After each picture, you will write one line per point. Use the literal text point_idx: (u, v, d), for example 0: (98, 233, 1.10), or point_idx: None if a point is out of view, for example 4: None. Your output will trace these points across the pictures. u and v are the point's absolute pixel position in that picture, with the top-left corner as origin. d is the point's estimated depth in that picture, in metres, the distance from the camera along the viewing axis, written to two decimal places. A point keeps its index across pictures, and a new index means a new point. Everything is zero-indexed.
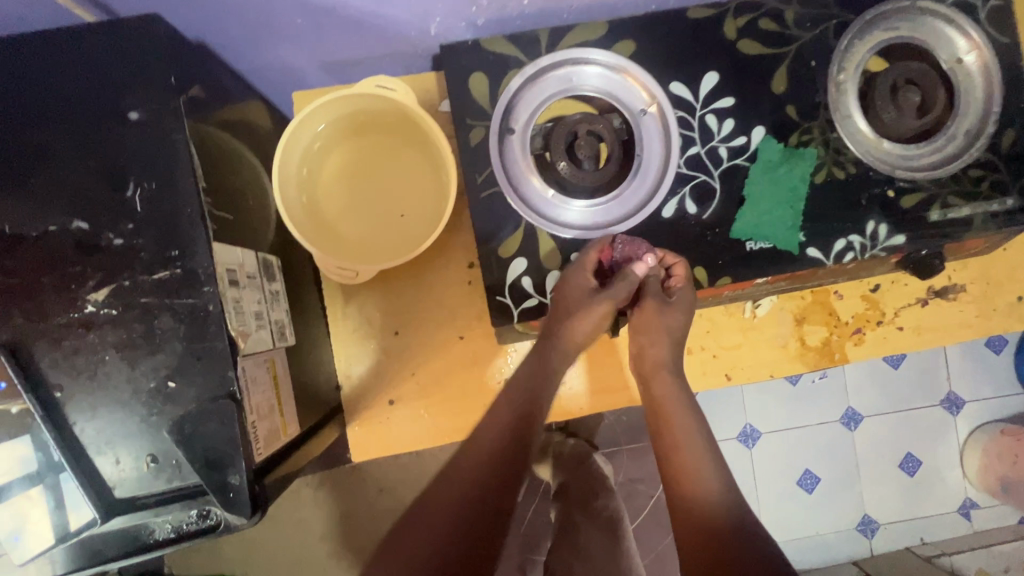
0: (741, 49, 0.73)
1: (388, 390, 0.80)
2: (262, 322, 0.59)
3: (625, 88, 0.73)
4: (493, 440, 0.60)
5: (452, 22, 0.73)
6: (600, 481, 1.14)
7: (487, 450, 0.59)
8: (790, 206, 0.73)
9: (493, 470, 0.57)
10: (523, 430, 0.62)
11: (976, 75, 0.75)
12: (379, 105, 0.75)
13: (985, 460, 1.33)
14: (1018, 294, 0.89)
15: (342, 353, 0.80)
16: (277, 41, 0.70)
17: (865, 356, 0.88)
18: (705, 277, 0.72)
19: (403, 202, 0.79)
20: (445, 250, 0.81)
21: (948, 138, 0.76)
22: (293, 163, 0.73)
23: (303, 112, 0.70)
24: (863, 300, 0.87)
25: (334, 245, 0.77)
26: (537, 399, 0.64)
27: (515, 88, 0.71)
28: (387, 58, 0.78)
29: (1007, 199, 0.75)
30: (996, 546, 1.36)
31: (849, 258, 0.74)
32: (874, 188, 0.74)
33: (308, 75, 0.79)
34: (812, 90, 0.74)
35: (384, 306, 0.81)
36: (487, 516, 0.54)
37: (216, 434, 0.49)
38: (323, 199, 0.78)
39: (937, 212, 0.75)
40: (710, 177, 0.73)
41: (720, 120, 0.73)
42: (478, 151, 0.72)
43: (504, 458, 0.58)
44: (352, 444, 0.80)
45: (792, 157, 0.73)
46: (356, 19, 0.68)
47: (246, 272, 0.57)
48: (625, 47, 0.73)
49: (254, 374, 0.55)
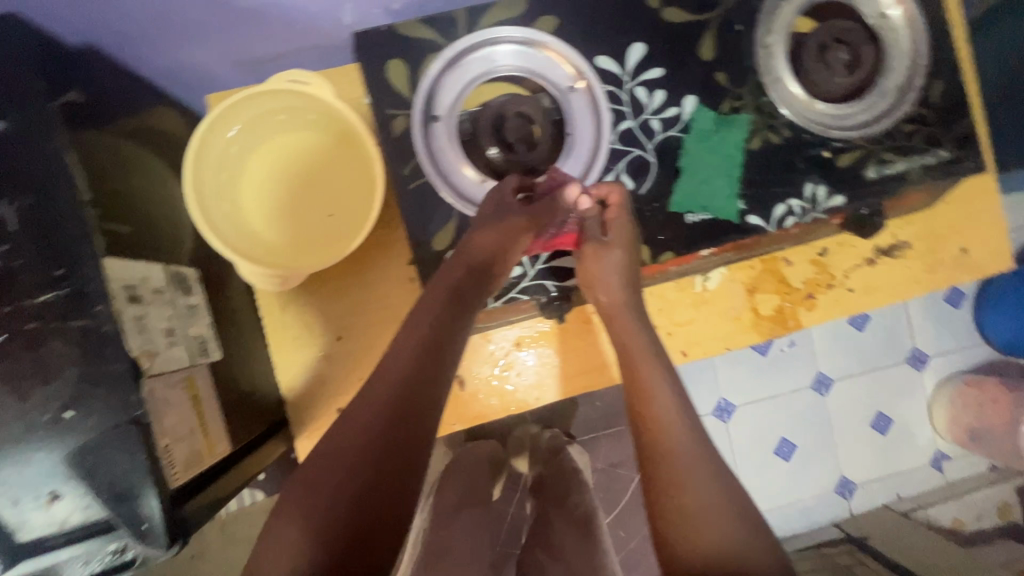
0: (666, 18, 0.71)
1: (336, 398, 0.77)
2: (175, 339, 0.55)
3: (551, 66, 0.70)
4: (395, 373, 0.52)
5: (365, 8, 0.69)
6: (575, 475, 1.08)
7: (390, 383, 0.51)
8: (726, 175, 0.72)
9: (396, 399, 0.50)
10: (433, 350, 0.55)
11: (901, 29, 0.75)
12: (296, 101, 0.71)
13: (951, 413, 1.35)
14: (961, 245, 0.89)
15: (285, 363, 0.77)
16: (177, 39, 0.65)
17: (818, 321, 0.88)
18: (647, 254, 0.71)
19: (333, 201, 0.75)
20: (383, 248, 0.77)
21: (880, 94, 0.75)
22: (209, 169, 0.69)
23: (211, 114, 0.65)
24: (812, 265, 0.87)
25: (263, 252, 0.73)
26: (448, 319, 0.58)
27: (435, 72, 0.68)
28: (303, 52, 0.74)
29: (941, 150, 0.75)
30: (969, 495, 1.38)
31: (790, 223, 0.74)
32: (809, 150, 0.73)
33: (221, 75, 0.75)
34: (740, 55, 0.72)
35: (323, 311, 0.77)
36: (399, 443, 0.48)
37: (122, 463, 0.45)
38: (248, 206, 0.74)
39: (873, 169, 0.74)
40: (644, 151, 0.71)
41: (650, 92, 0.71)
42: (402, 143, 0.69)
43: (413, 386, 0.51)
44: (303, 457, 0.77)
45: (724, 125, 0.72)
46: (258, 10, 0.64)
47: (151, 286, 0.53)
48: (547, 23, 0.70)
49: (165, 396, 0.51)
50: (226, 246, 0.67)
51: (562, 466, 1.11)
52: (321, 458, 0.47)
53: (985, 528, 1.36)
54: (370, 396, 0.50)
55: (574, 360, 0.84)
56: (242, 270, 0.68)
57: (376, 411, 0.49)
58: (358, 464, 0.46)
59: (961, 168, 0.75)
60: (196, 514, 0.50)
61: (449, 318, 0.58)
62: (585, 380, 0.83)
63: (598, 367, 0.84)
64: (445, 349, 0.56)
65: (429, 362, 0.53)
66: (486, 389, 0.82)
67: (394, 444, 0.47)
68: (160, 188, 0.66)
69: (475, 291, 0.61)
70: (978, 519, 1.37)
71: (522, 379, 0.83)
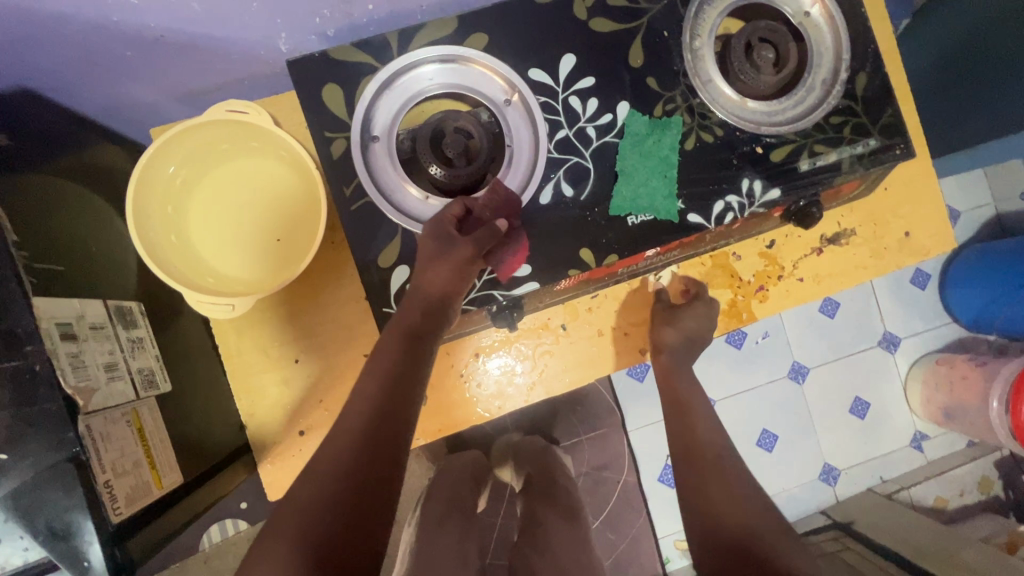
0: (594, 29, 0.74)
1: (298, 422, 0.77)
2: (116, 373, 0.56)
3: (484, 82, 0.73)
4: (360, 416, 0.57)
5: (300, 36, 0.71)
6: (558, 474, 1.10)
7: (358, 427, 0.56)
8: (663, 176, 0.74)
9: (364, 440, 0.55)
10: (394, 398, 0.60)
11: (822, 26, 0.78)
12: (239, 131, 0.73)
13: (926, 392, 1.37)
14: (905, 230, 0.92)
15: (244, 390, 0.77)
16: (113, 77, 0.66)
17: (772, 312, 0.90)
18: (591, 259, 0.72)
19: (281, 225, 0.76)
20: (335, 268, 0.78)
21: (808, 89, 0.77)
22: (154, 202, 0.70)
23: (152, 148, 0.67)
24: (761, 257, 0.89)
25: (214, 282, 0.74)
26: (408, 350, 0.65)
27: (370, 96, 0.70)
28: (245, 81, 0.76)
29: (871, 140, 0.77)
30: (950, 472, 1.38)
31: (730, 219, 0.75)
32: (743, 147, 0.75)
33: (164, 109, 0.76)
34: (669, 60, 0.75)
35: (278, 336, 0.77)
36: (364, 472, 0.52)
37: (61, 502, 0.46)
38: (196, 236, 0.75)
39: (807, 162, 0.76)
40: (582, 157, 0.73)
41: (584, 100, 0.73)
42: (343, 163, 0.70)
43: (379, 428, 0.56)
44: (268, 483, 0.77)
45: (658, 128, 0.74)
46: (191, 45, 0.66)
47: (87, 323, 0.54)
48: (478, 40, 0.72)
49: (106, 430, 0.51)
50: (173, 278, 0.68)
51: (547, 468, 1.11)
52: (293, 498, 0.51)
53: (968, 503, 1.38)
54: (339, 437, 0.55)
55: (540, 366, 0.85)
56: (190, 301, 0.68)
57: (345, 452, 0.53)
58: (329, 499, 0.50)
59: (891, 154, 0.77)
60: (136, 551, 0.50)
61: (405, 364, 0.63)
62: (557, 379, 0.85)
63: (564, 372, 0.85)
64: (405, 394, 0.61)
65: (393, 405, 0.59)
66: (459, 398, 0.83)
67: (364, 482, 0.52)
68: (96, 225, 0.66)
69: (428, 332, 0.67)
70: (961, 496, 1.38)
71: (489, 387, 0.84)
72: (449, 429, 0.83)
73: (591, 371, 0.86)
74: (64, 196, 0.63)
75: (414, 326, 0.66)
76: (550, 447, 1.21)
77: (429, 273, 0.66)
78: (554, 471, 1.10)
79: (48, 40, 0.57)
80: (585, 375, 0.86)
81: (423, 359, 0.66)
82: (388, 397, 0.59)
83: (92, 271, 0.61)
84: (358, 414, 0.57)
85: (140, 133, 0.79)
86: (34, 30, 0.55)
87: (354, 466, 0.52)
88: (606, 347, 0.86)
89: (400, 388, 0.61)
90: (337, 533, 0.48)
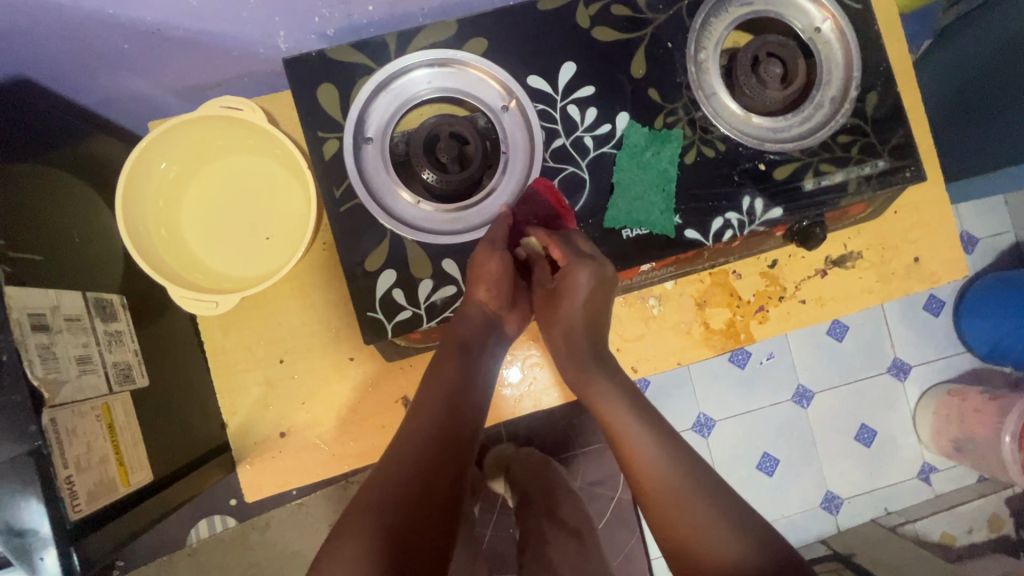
0: (596, 37, 0.72)
1: (279, 423, 0.76)
2: (89, 365, 0.56)
3: (482, 88, 0.72)
4: (428, 426, 0.61)
5: (299, 35, 0.70)
6: (560, 487, 1.10)
7: (423, 434, 0.60)
8: (660, 191, 0.72)
9: (426, 450, 0.58)
10: (454, 413, 0.63)
11: (834, 42, 0.76)
12: (234, 127, 0.72)
13: (936, 423, 1.32)
14: (914, 255, 0.88)
15: (226, 388, 0.76)
16: (112, 70, 0.66)
17: (771, 333, 0.87)
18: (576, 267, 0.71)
19: (271, 224, 0.76)
20: (324, 269, 0.77)
21: (815, 106, 0.75)
22: (145, 196, 0.70)
23: (145, 142, 0.67)
24: (762, 277, 0.86)
25: (202, 278, 0.73)
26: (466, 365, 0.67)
27: (365, 97, 0.69)
28: (244, 78, 0.75)
29: (879, 161, 0.74)
30: (958, 507, 1.32)
31: (728, 237, 0.73)
32: (745, 163, 0.73)
33: (164, 103, 0.76)
34: (673, 71, 0.73)
35: (264, 334, 0.76)
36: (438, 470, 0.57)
37: (18, 498, 0.45)
38: (187, 231, 0.74)
39: (811, 181, 0.74)
40: (578, 168, 0.72)
41: (582, 109, 0.72)
42: (334, 164, 0.69)
43: (446, 432, 0.61)
44: (245, 484, 0.76)
45: (658, 140, 0.72)
46: (189, 40, 0.65)
47: (63, 314, 0.54)
48: (478, 44, 0.71)
49: (72, 426, 0.51)
50: (160, 273, 0.67)
51: (549, 483, 1.11)
52: (362, 492, 0.55)
53: (976, 541, 1.32)
54: (413, 438, 0.59)
55: (531, 379, 0.83)
56: (175, 297, 0.67)
57: (411, 459, 0.57)
58: (393, 504, 0.53)
59: (900, 177, 0.74)
60: (93, 550, 0.49)
61: (463, 380, 0.66)
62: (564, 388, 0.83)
63: (558, 385, 0.83)
64: (464, 410, 0.64)
65: (454, 420, 0.62)
66: None
67: (431, 490, 0.55)
68: (84, 216, 0.66)
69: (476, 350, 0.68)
70: (968, 532, 1.32)
71: (506, 392, 0.83)
72: None
73: None
74: (51, 184, 0.63)
75: (467, 336, 0.68)
76: (549, 460, 1.19)
77: (477, 289, 0.68)
78: (556, 488, 1.10)
79: (48, 33, 0.58)
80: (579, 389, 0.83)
81: (478, 369, 0.68)
82: (451, 411, 0.63)
83: (77, 263, 0.61)
84: (425, 423, 0.61)
85: (139, 125, 0.79)
86: (33, 21, 0.56)
87: (422, 472, 0.56)
88: None
89: (462, 404, 0.64)
90: (415, 521, 0.52)
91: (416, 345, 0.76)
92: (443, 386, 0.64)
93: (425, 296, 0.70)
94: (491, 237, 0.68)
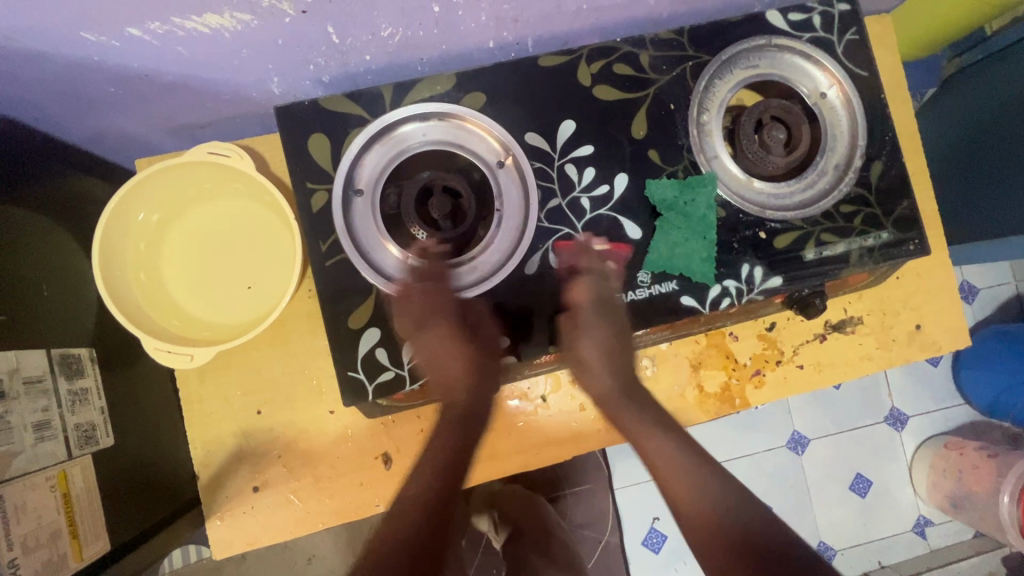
0: (597, 95, 0.71)
1: (252, 477, 0.73)
2: (46, 431, 0.54)
3: (479, 144, 0.70)
4: (432, 466, 0.67)
5: (294, 80, 0.69)
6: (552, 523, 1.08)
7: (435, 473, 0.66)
8: (702, 238, 0.70)
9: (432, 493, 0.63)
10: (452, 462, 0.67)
11: (840, 109, 0.74)
12: (222, 172, 0.71)
13: (934, 477, 1.29)
14: (917, 322, 0.86)
15: (201, 438, 0.73)
16: (97, 111, 0.65)
17: (768, 398, 0.85)
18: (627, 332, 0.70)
19: (255, 272, 0.73)
20: (307, 317, 0.74)
21: (819, 173, 0.73)
22: (125, 240, 0.68)
23: (125, 189, 0.65)
24: (760, 340, 0.84)
25: (179, 325, 0.71)
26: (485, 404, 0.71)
27: (357, 149, 0.67)
28: (235, 118, 0.74)
29: (883, 233, 0.73)
30: (953, 564, 1.29)
31: (726, 305, 0.71)
32: (745, 230, 0.71)
33: (152, 141, 0.74)
34: (674, 133, 0.71)
35: (242, 382, 0.74)
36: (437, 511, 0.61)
37: None
38: (167, 276, 0.72)
39: (813, 251, 0.72)
40: (575, 229, 0.70)
41: (580, 169, 0.70)
42: (322, 217, 0.67)
43: (442, 467, 0.66)
44: (214, 541, 0.73)
45: (691, 186, 0.70)
46: (179, 85, 0.64)
47: (21, 378, 0.52)
48: (475, 99, 0.69)
49: (19, 503, 0.50)
50: (131, 323, 0.65)
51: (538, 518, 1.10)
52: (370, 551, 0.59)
53: None
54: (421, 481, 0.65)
55: (516, 439, 0.80)
56: (147, 348, 0.65)
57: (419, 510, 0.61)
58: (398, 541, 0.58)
59: (903, 250, 0.73)
60: None
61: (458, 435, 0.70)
62: (551, 448, 0.81)
63: (541, 447, 0.80)
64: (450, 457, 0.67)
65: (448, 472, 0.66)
66: None
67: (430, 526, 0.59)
68: (57, 262, 0.64)
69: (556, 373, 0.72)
70: None
71: (493, 449, 0.79)
72: None
73: (571, 446, 0.81)
74: (21, 228, 0.60)
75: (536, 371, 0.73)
76: (536, 496, 1.17)
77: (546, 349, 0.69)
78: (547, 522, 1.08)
79: (26, 77, 0.56)
80: (560, 453, 0.81)
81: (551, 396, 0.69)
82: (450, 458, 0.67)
83: (44, 316, 0.58)
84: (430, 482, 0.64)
85: (124, 159, 0.77)
86: (12, 68, 0.54)
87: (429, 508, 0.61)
88: (590, 424, 0.81)
89: (459, 460, 0.68)
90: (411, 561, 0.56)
91: (398, 404, 0.73)
92: (447, 445, 0.69)
93: (409, 357, 0.67)
94: (707, 255, 0.70)
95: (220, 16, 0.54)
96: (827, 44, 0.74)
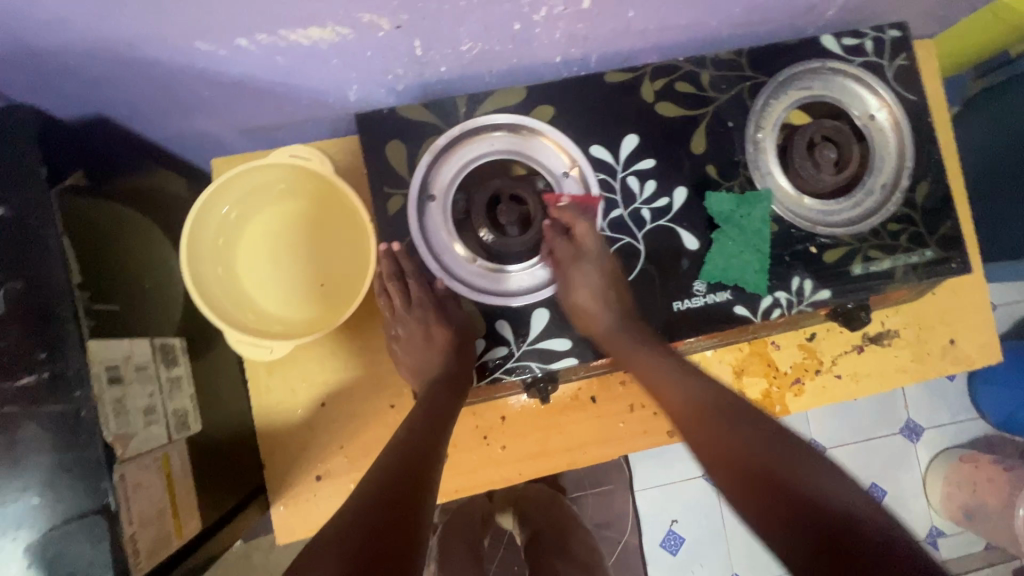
0: (659, 112, 0.74)
1: (315, 466, 0.77)
2: (153, 416, 0.58)
3: (546, 154, 0.73)
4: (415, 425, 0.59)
5: (371, 89, 0.72)
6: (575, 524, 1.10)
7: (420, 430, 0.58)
8: (756, 251, 0.73)
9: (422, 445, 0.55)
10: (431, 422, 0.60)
11: (889, 131, 0.77)
12: (301, 174, 0.74)
13: (948, 489, 1.31)
14: (949, 337, 0.90)
15: (269, 428, 0.76)
16: (189, 113, 0.68)
17: (806, 407, 0.88)
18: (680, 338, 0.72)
19: (326, 270, 0.77)
20: (372, 314, 0.78)
21: (867, 192, 0.76)
22: (209, 235, 0.71)
23: (214, 186, 0.68)
24: (800, 349, 0.87)
25: (254, 318, 0.74)
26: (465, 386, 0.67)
27: (432, 155, 0.70)
28: (309, 122, 0.77)
29: (927, 250, 0.76)
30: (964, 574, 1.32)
31: (776, 315, 0.74)
32: (796, 245, 0.74)
33: (229, 141, 0.77)
34: (731, 150, 0.75)
35: (308, 375, 0.77)
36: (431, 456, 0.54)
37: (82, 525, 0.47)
38: (244, 270, 0.75)
39: (859, 266, 0.75)
40: (634, 239, 0.73)
41: (641, 181, 0.74)
42: (396, 220, 0.70)
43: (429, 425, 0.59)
44: (277, 526, 0.76)
45: (746, 201, 0.73)
46: (268, 90, 0.67)
47: (134, 363, 0.56)
48: (543, 112, 0.73)
49: (137, 479, 0.52)
50: (217, 315, 0.69)
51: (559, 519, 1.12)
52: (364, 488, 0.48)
53: None
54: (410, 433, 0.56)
55: (566, 438, 0.83)
56: (231, 339, 0.69)
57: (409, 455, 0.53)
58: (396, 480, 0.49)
59: (947, 268, 0.76)
60: None
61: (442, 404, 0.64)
62: (599, 447, 0.83)
63: (585, 446, 0.83)
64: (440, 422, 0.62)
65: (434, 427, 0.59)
66: (503, 457, 0.82)
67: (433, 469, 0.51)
68: (148, 255, 0.67)
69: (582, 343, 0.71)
70: None
71: (541, 446, 0.82)
72: (497, 483, 0.82)
73: (618, 447, 0.84)
74: (122, 222, 0.63)
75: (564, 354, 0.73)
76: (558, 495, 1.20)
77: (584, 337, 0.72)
78: (566, 520, 1.11)
79: (136, 80, 0.59)
80: (606, 452, 0.84)
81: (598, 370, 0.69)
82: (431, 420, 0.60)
83: (143, 307, 0.62)
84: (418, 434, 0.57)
85: (198, 157, 0.80)
86: (129, 72, 0.57)
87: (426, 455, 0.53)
88: (635, 425, 0.84)
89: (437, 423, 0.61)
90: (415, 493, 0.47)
91: None
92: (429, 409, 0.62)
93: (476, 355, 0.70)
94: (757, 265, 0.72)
95: (323, 29, 0.56)
96: (878, 68, 0.77)
